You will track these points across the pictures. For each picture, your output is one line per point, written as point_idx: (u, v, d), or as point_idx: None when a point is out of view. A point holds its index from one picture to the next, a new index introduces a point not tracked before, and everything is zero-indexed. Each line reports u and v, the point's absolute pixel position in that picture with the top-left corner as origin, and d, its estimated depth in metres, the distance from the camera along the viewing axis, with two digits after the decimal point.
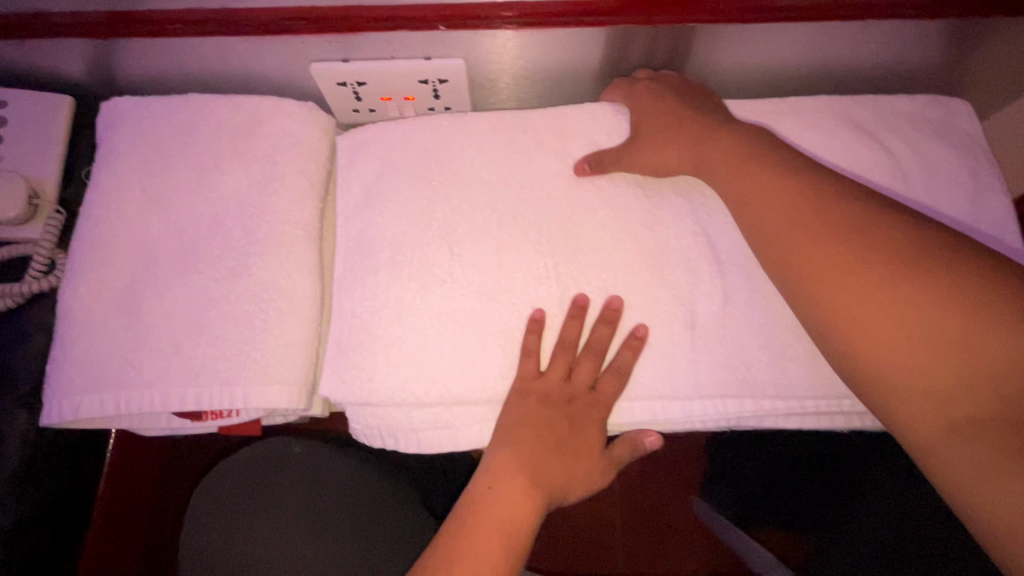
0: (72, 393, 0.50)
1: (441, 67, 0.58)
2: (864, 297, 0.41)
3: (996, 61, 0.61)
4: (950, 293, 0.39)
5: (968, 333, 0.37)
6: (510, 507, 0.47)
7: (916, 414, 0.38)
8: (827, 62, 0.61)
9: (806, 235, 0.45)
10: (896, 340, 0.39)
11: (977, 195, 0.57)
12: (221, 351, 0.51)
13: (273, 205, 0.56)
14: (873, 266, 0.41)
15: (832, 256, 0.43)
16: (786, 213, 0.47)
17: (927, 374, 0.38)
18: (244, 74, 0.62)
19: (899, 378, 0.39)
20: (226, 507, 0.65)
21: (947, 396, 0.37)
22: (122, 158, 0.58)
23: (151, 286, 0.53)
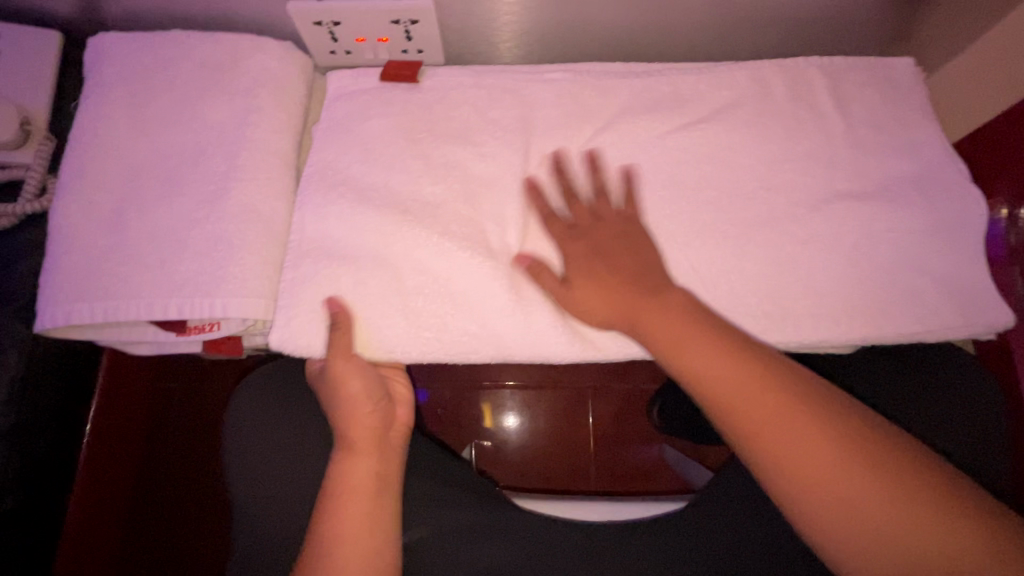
0: (65, 301, 0.55)
1: (411, 8, 0.61)
2: (874, 526, 0.43)
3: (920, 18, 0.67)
4: (891, 506, 0.43)
5: (889, 530, 0.43)
6: (358, 469, 0.55)
7: (867, 545, 0.43)
8: (772, 11, 0.66)
9: (843, 505, 0.44)
10: (799, 450, 0.46)
11: (908, 144, 0.62)
12: (202, 266, 0.56)
13: (252, 136, 0.60)
14: (889, 486, 0.44)
15: (814, 465, 0.45)
16: (796, 424, 0.47)
17: (814, 464, 0.45)
18: (224, 13, 0.65)
19: (792, 459, 0.46)
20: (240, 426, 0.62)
21: (902, 515, 0.43)
22: (109, 89, 0.61)
23: (137, 205, 0.57)
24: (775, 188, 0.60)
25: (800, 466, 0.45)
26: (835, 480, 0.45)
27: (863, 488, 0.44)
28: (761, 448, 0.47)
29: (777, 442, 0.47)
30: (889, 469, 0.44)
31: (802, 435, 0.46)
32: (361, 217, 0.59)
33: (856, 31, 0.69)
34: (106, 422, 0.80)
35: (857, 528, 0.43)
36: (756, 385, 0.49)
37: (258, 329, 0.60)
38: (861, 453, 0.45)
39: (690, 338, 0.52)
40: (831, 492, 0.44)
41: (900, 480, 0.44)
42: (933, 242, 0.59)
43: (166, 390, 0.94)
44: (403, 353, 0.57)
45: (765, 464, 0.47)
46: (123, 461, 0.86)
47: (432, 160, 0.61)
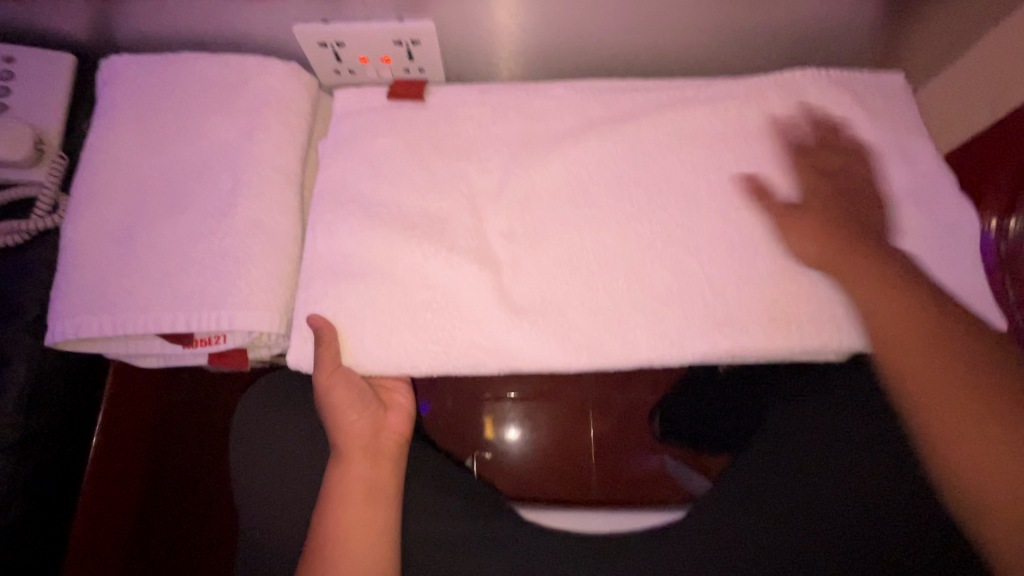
0: (75, 315, 0.56)
1: (414, 29, 0.64)
2: (937, 369, 0.51)
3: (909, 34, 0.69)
4: (985, 371, 0.50)
5: (992, 388, 0.49)
6: (353, 477, 0.57)
7: (926, 401, 0.51)
8: (766, 29, 0.68)
9: (907, 349, 0.52)
10: (935, 379, 0.51)
11: (901, 156, 0.64)
12: (210, 280, 0.57)
13: (259, 153, 0.61)
14: (934, 364, 0.51)
15: (939, 342, 0.52)
16: (913, 323, 0.53)
17: (936, 392, 0.51)
18: (232, 35, 0.67)
19: (929, 388, 0.51)
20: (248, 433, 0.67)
21: (953, 421, 0.50)
22: (120, 109, 0.63)
23: (146, 221, 0.59)
24: (769, 200, 0.62)
25: (906, 361, 0.52)
26: (947, 404, 0.50)
27: (991, 434, 0.48)
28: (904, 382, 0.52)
29: (922, 373, 0.51)
30: (940, 325, 0.52)
31: (933, 366, 0.51)
32: (365, 231, 0.60)
33: (847, 47, 0.71)
34: (111, 433, 0.81)
35: (913, 366, 0.52)
36: (902, 317, 0.53)
37: (263, 342, 0.62)
38: (977, 376, 0.50)
39: (829, 254, 0.57)
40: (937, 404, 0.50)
41: (952, 348, 0.51)
42: (927, 251, 0.60)
43: (172, 402, 0.95)
44: (414, 366, 0.57)
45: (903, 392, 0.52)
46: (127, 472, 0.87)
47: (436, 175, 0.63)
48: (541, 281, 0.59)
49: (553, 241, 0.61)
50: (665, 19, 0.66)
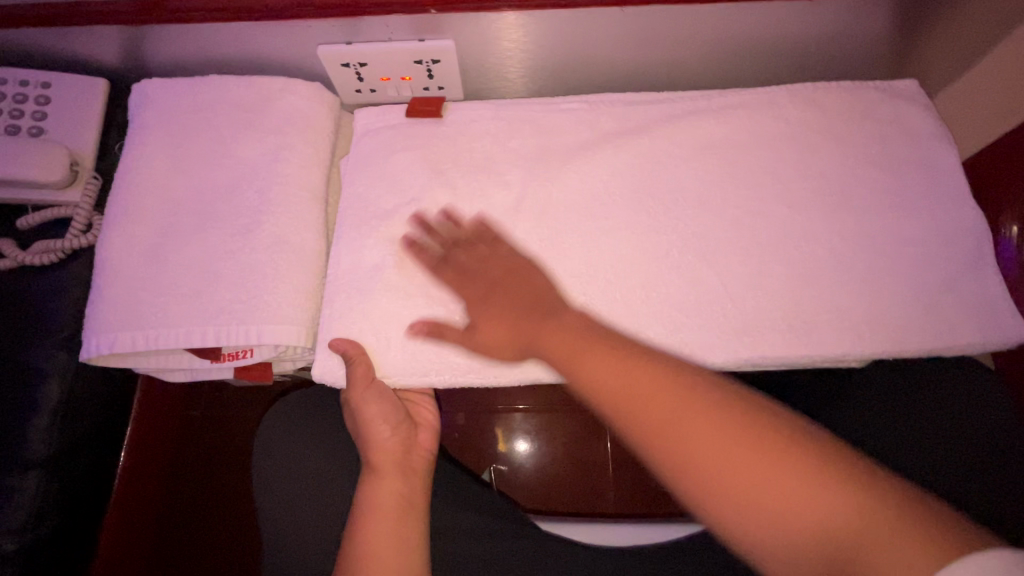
0: (108, 332, 0.57)
1: (433, 48, 0.65)
2: (768, 485, 0.41)
3: (921, 43, 0.69)
4: (814, 496, 0.40)
5: (837, 522, 0.39)
6: (386, 491, 0.57)
7: (743, 520, 0.41)
8: (778, 40, 0.69)
9: (673, 430, 0.45)
10: (689, 440, 0.44)
11: (920, 162, 0.64)
12: (237, 295, 0.59)
13: (284, 171, 0.63)
14: (781, 465, 0.41)
15: (743, 471, 0.42)
16: (706, 417, 0.44)
17: (712, 454, 0.43)
18: (257, 58, 0.69)
19: (680, 451, 0.44)
20: (275, 449, 0.67)
21: (782, 492, 0.40)
22: (151, 132, 0.65)
23: (175, 239, 0.60)
24: (786, 210, 0.62)
25: (688, 457, 0.43)
26: (725, 476, 0.42)
27: (909, 543, 0.37)
28: (665, 448, 0.44)
29: (647, 414, 0.46)
30: (763, 428, 0.43)
31: (688, 424, 0.44)
32: (389, 246, 0.62)
33: (859, 56, 0.72)
34: (138, 448, 0.82)
35: (756, 488, 0.41)
36: (620, 363, 0.49)
37: (288, 355, 0.63)
38: (819, 486, 0.40)
39: (623, 392, 0.47)
40: (711, 482, 0.42)
41: (784, 448, 0.42)
42: (948, 258, 0.60)
43: (193, 417, 0.97)
44: (438, 376, 0.58)
45: (671, 465, 0.44)
46: (152, 485, 0.88)
47: (456, 190, 0.64)
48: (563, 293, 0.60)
49: (573, 254, 0.61)
50: (677, 33, 0.67)
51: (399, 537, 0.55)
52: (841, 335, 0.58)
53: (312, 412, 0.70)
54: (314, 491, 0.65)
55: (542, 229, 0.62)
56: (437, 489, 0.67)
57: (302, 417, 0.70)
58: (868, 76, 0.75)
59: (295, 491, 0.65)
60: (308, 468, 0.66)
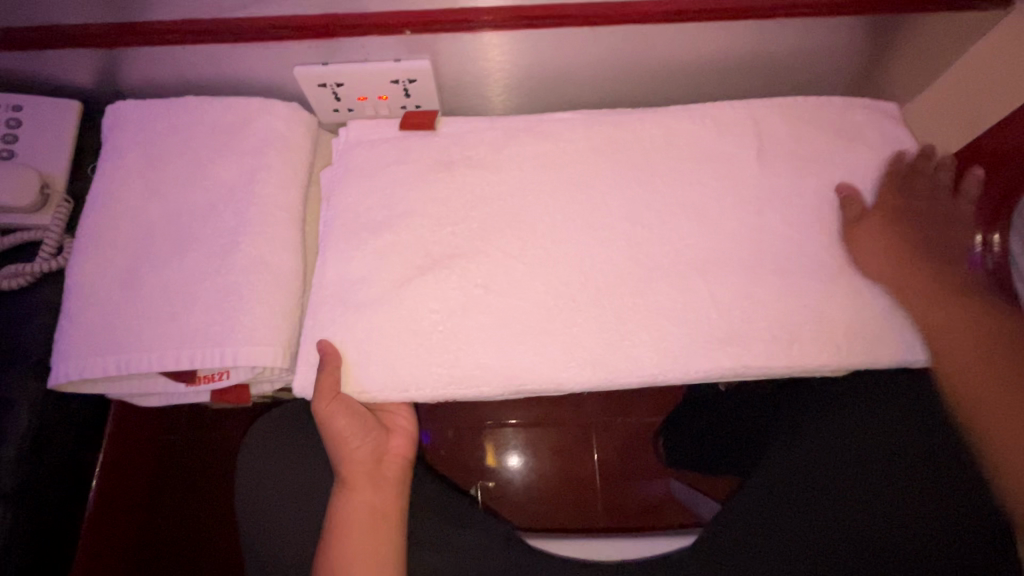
0: (78, 357, 0.56)
1: (409, 68, 0.66)
2: (983, 382, 0.54)
3: (886, 59, 0.71)
4: (983, 362, 0.55)
5: (992, 392, 0.54)
6: (359, 503, 0.58)
7: (983, 404, 0.54)
8: (750, 58, 0.71)
9: (946, 322, 0.57)
10: (940, 318, 0.58)
11: (890, 171, 0.66)
12: (214, 316, 0.58)
13: (262, 191, 0.63)
14: (996, 364, 0.54)
15: (972, 351, 0.56)
16: (960, 335, 0.56)
17: (964, 350, 0.56)
18: (233, 79, 0.69)
19: (951, 333, 0.57)
20: (253, 472, 0.66)
21: (991, 400, 0.53)
22: (124, 154, 0.64)
23: (150, 261, 0.60)
24: (763, 221, 0.63)
25: (954, 354, 0.56)
26: (962, 359, 0.56)
27: (1017, 402, 0.53)
28: (940, 344, 0.57)
29: (930, 309, 0.58)
30: (992, 331, 0.56)
31: (935, 317, 0.58)
32: (369, 263, 0.62)
33: (828, 72, 0.74)
34: (114, 472, 0.80)
35: (981, 388, 0.54)
36: (883, 256, 0.61)
37: (266, 376, 0.62)
38: (995, 366, 0.54)
39: (948, 320, 0.57)
40: (951, 358, 0.56)
41: (1002, 350, 0.55)
42: (919, 265, 0.61)
43: (172, 441, 0.94)
44: (417, 392, 0.58)
45: (944, 349, 0.57)
46: (129, 513, 0.86)
47: (437, 207, 0.64)
48: (545, 307, 0.60)
49: (554, 268, 0.62)
50: (652, 52, 0.69)
51: (370, 554, 0.55)
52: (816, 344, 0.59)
53: (292, 434, 0.68)
54: (293, 516, 0.63)
55: (523, 244, 0.62)
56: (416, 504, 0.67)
57: (281, 438, 0.68)
58: (837, 91, 0.77)
59: (273, 515, 0.63)
60: (292, 492, 0.65)
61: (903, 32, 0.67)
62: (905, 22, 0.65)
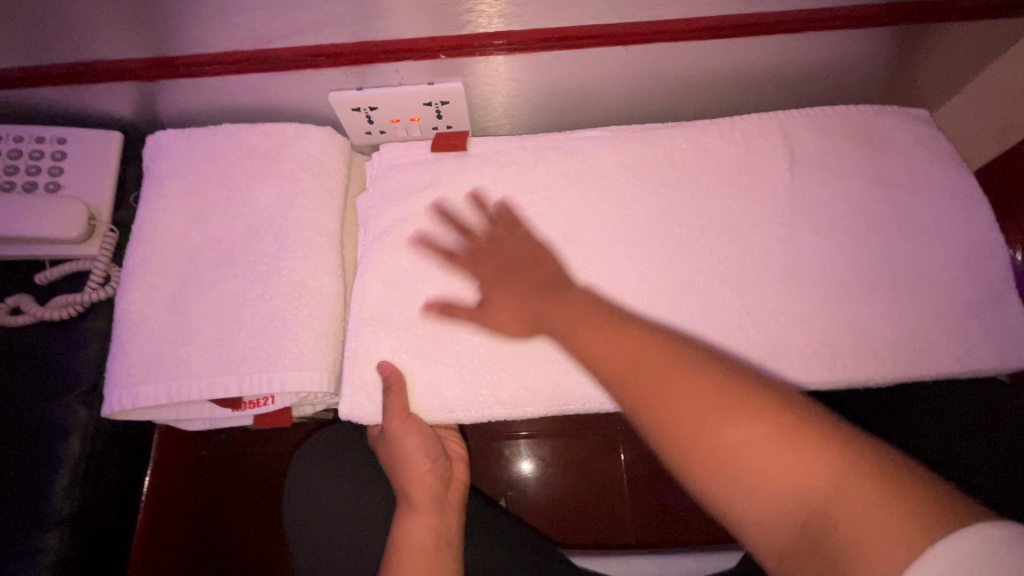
0: (129, 386, 0.57)
1: (443, 91, 0.67)
2: (747, 454, 0.39)
3: (917, 67, 0.71)
4: (760, 438, 0.40)
5: (801, 474, 0.38)
6: (425, 525, 0.57)
7: (771, 480, 0.38)
8: (778, 69, 0.71)
9: (652, 371, 0.47)
10: (667, 391, 0.44)
11: (929, 180, 0.65)
12: (259, 343, 0.59)
13: (301, 216, 0.64)
14: (777, 440, 0.39)
15: (727, 437, 0.41)
16: (677, 392, 0.44)
17: (713, 423, 0.42)
18: (269, 106, 0.71)
19: (691, 427, 0.42)
20: (308, 493, 0.66)
21: (780, 477, 0.38)
22: (167, 183, 0.66)
23: (195, 289, 0.61)
24: (801, 234, 0.63)
25: (687, 430, 0.42)
26: (752, 451, 0.39)
27: (829, 486, 0.36)
28: (670, 426, 0.43)
29: (648, 388, 0.45)
30: (769, 399, 0.42)
31: (664, 388, 0.45)
32: (408, 285, 0.62)
33: (857, 82, 0.74)
34: (159, 496, 0.81)
35: (738, 471, 0.39)
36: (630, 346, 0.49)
37: (309, 399, 0.63)
38: (800, 449, 0.39)
39: (670, 395, 0.44)
40: (712, 436, 0.41)
41: (787, 421, 0.40)
42: (963, 276, 0.61)
43: (208, 460, 0.96)
44: (463, 410, 0.59)
45: (663, 424, 0.43)
46: (172, 534, 0.87)
47: (472, 227, 0.65)
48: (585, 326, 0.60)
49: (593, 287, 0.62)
50: (677, 68, 0.69)
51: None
52: (860, 359, 0.58)
53: (343, 454, 0.68)
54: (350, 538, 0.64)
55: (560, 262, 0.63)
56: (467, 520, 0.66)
57: (331, 460, 0.68)
58: (866, 99, 0.77)
59: (330, 537, 0.64)
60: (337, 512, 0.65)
61: (935, 40, 0.66)
62: (937, 30, 0.65)
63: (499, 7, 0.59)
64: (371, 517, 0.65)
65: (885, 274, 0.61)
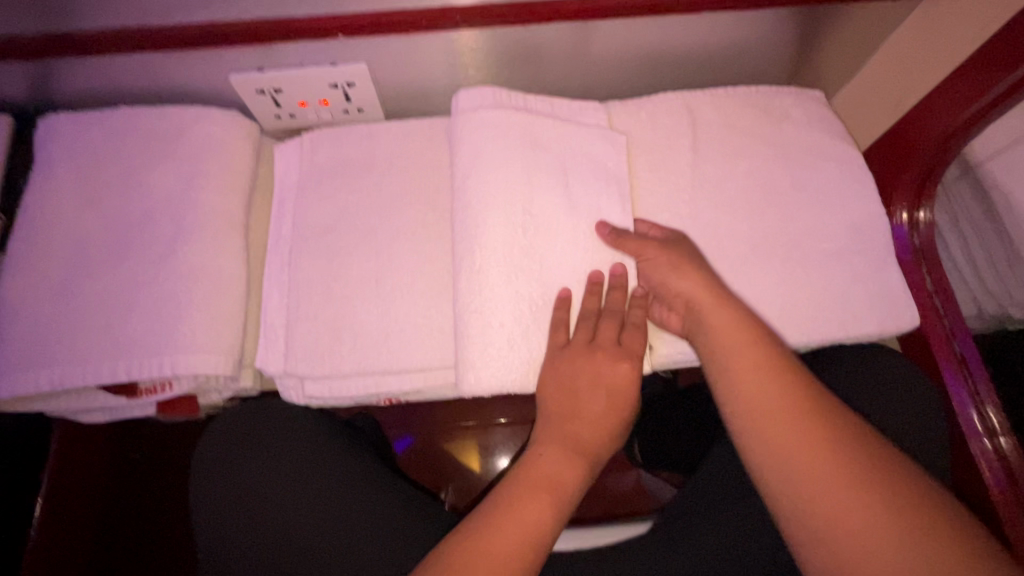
0: (11, 375, 0.55)
1: (347, 72, 0.67)
2: (820, 483, 0.46)
3: (815, 50, 0.74)
4: (863, 479, 0.45)
5: (861, 518, 0.44)
6: (560, 466, 0.54)
7: (849, 517, 0.44)
8: (685, 51, 0.72)
9: (760, 388, 0.50)
10: (771, 424, 0.49)
11: (825, 157, 0.67)
12: (153, 327, 0.57)
13: (201, 197, 0.62)
14: (851, 476, 0.45)
15: (816, 471, 0.46)
16: (776, 414, 0.49)
17: (787, 439, 0.48)
18: (170, 87, 0.69)
19: (792, 464, 0.47)
20: (216, 463, 0.67)
21: (851, 520, 0.44)
22: (57, 166, 0.63)
23: (84, 274, 0.59)
24: (702, 208, 0.65)
25: (788, 461, 0.47)
26: (832, 500, 0.45)
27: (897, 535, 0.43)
28: (762, 443, 0.49)
29: (748, 398, 0.50)
30: (856, 443, 0.47)
31: (767, 422, 0.49)
32: (313, 265, 0.62)
33: (762, 64, 0.76)
34: (61, 491, 0.78)
35: (827, 507, 0.45)
36: (746, 353, 0.53)
37: (211, 385, 0.61)
38: (877, 493, 0.44)
39: (769, 415, 0.49)
40: (803, 467, 0.46)
41: (877, 468, 0.46)
42: (853, 247, 0.63)
43: (129, 455, 0.94)
44: (328, 379, 0.60)
45: (747, 428, 0.50)
46: (85, 529, 0.86)
47: (379, 208, 0.65)
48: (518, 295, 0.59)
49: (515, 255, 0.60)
50: (587, 48, 0.70)
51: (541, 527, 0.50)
52: None
53: (251, 427, 0.68)
54: (243, 507, 0.64)
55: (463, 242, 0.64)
56: (357, 495, 0.65)
57: (241, 432, 0.68)
58: (772, 80, 0.79)
59: (227, 505, 0.64)
60: (302, 499, 0.64)
61: (829, 23, 0.69)
62: (830, 13, 0.67)
63: None
64: (267, 488, 0.65)
65: (782, 246, 0.63)
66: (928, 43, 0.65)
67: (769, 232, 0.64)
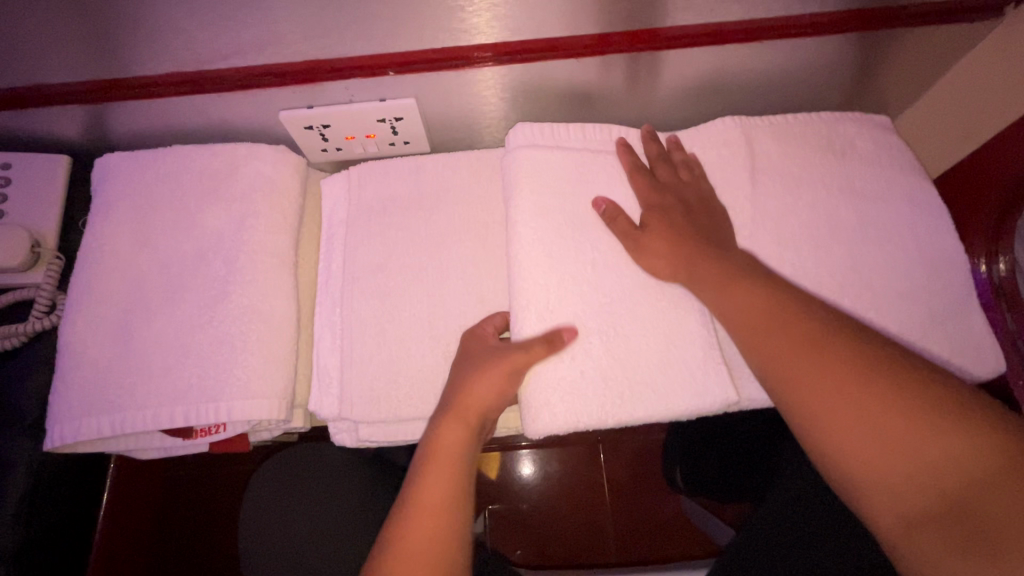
0: (74, 419, 0.56)
1: (396, 107, 0.66)
2: (829, 389, 0.43)
3: (881, 73, 0.70)
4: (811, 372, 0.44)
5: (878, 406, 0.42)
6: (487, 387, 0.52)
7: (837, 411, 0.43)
8: (740, 77, 0.69)
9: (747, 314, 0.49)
10: (855, 421, 0.42)
11: (893, 188, 0.64)
12: (207, 369, 0.57)
13: (251, 235, 0.62)
14: (857, 372, 0.43)
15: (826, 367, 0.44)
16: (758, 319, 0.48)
17: (789, 356, 0.45)
18: (220, 125, 0.69)
19: (817, 387, 0.44)
20: (270, 499, 0.67)
21: (864, 414, 0.42)
22: (114, 207, 0.64)
23: (140, 315, 0.59)
24: (763, 244, 0.62)
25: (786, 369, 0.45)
26: (848, 401, 0.42)
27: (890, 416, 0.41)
28: (763, 359, 0.47)
29: (745, 325, 0.49)
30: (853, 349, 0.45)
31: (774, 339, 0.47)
32: (364, 306, 0.62)
33: (821, 88, 0.72)
34: (115, 518, 0.79)
35: (834, 401, 0.43)
36: (791, 323, 0.47)
37: (263, 426, 0.61)
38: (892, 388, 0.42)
39: (764, 336, 0.47)
40: (890, 477, 0.40)
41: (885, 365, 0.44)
42: (925, 286, 0.60)
43: (177, 478, 0.96)
44: (383, 421, 0.59)
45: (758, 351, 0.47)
46: (135, 552, 0.88)
47: (428, 246, 0.64)
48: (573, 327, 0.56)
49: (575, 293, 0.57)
50: (638, 80, 0.68)
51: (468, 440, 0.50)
52: None
53: (302, 466, 0.68)
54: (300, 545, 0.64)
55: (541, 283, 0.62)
56: None
57: (293, 468, 0.68)
58: (830, 105, 0.76)
59: (283, 542, 0.64)
60: (332, 540, 0.64)
61: (898, 45, 0.64)
62: (901, 37, 0.63)
63: (451, 21, 0.57)
64: (322, 527, 0.65)
65: (849, 284, 0.60)
66: (1010, 66, 0.61)
67: (834, 267, 0.61)
